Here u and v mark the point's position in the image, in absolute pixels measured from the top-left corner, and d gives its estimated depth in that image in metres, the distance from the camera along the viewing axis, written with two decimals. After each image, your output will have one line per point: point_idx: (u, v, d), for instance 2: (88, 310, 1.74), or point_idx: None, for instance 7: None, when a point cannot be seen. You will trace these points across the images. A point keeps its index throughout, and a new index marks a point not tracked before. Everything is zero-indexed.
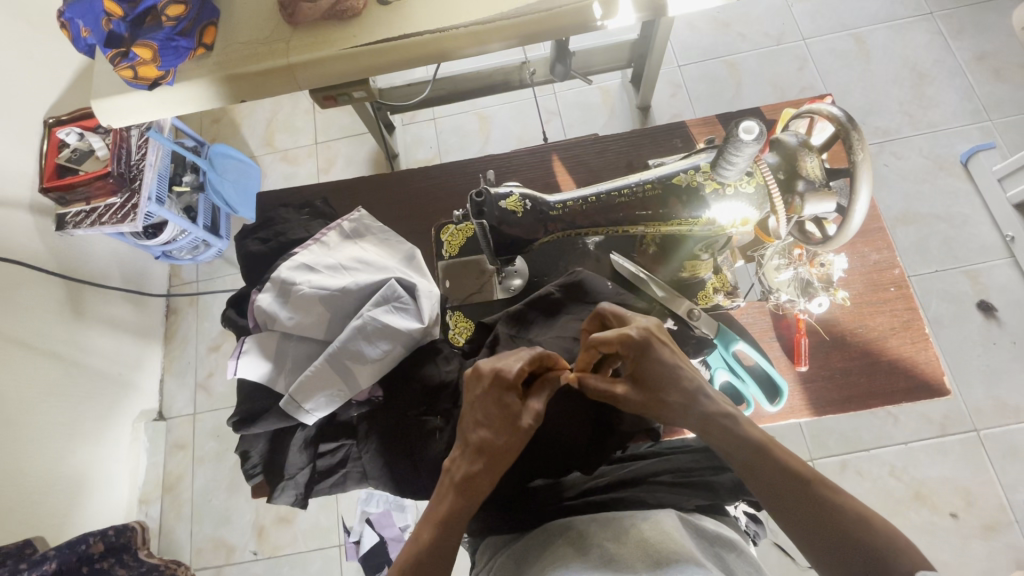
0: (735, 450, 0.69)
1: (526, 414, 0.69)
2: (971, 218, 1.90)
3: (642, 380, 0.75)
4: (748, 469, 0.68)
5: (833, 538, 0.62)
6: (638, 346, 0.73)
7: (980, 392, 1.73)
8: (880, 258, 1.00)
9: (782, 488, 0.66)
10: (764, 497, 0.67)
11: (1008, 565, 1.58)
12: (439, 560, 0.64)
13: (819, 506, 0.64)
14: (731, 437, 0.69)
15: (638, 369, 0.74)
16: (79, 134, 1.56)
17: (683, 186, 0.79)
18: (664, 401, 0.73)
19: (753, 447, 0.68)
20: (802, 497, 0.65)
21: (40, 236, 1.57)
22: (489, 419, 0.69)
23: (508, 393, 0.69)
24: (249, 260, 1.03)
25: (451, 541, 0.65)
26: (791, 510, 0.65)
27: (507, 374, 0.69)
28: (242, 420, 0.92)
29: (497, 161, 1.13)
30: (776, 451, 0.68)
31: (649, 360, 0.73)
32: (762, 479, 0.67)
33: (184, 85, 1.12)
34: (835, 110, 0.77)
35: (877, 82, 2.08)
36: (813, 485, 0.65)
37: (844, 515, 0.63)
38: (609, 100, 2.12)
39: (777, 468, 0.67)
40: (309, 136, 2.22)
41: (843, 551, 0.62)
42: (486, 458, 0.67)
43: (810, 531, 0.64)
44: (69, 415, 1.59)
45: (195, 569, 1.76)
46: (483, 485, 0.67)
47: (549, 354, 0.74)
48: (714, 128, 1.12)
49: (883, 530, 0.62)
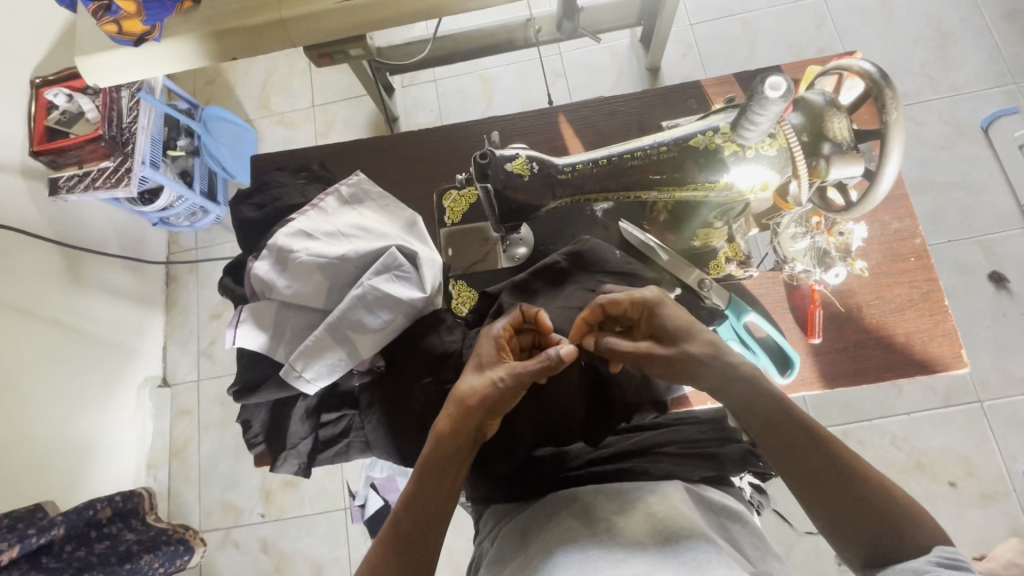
0: (752, 413, 0.68)
1: (498, 367, 0.71)
2: (988, 186, 1.84)
3: (661, 338, 0.75)
4: (763, 431, 0.67)
5: (846, 506, 0.62)
6: (648, 304, 0.76)
7: (986, 363, 1.72)
8: (902, 227, 0.96)
9: (799, 451, 0.65)
10: (780, 458, 0.66)
11: (1004, 532, 1.59)
12: (416, 502, 0.67)
13: (836, 473, 0.63)
14: (748, 399, 0.68)
15: (652, 327, 0.76)
16: (67, 95, 1.51)
17: (700, 148, 0.75)
18: (682, 350, 0.72)
19: (770, 403, 0.67)
20: (819, 462, 0.64)
21: (33, 201, 1.53)
22: (466, 370, 0.74)
23: (487, 346, 0.75)
24: (244, 226, 0.99)
25: (428, 491, 0.67)
26: (805, 475, 0.64)
27: (490, 331, 0.77)
28: (242, 389, 0.91)
29: (501, 123, 1.08)
30: (797, 415, 0.66)
31: (660, 312, 0.75)
32: (781, 440, 0.66)
33: (172, 41, 1.06)
34: (867, 65, 0.74)
35: (899, 42, 1.98)
36: (832, 452, 0.64)
37: (863, 484, 0.62)
38: (617, 61, 2.03)
39: (795, 431, 0.65)
40: (306, 99, 2.14)
41: (854, 519, 0.61)
42: (451, 406, 0.70)
43: (821, 498, 0.63)
44: (73, 382, 1.59)
45: (205, 530, 1.80)
46: (446, 433, 0.69)
47: (529, 308, 0.80)
48: (732, 87, 1.06)
49: (902, 500, 0.62)
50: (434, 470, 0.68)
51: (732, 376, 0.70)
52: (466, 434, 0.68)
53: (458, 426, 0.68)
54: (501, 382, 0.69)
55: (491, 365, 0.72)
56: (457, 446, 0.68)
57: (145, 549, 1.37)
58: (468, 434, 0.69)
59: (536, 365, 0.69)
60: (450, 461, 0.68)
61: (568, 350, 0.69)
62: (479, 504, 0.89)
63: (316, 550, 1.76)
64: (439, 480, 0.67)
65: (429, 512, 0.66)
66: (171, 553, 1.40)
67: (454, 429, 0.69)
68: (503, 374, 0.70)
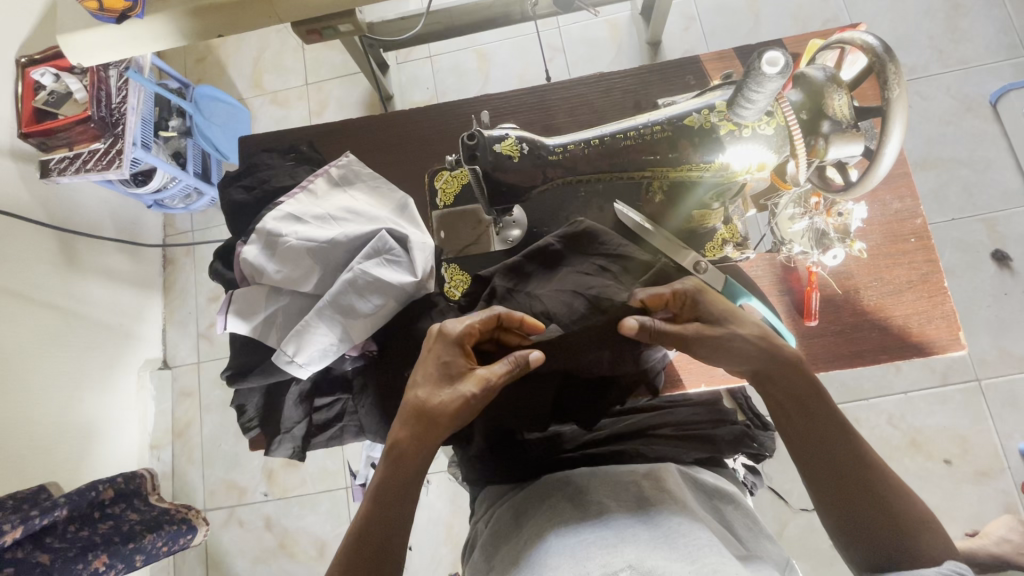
0: (790, 408, 0.71)
1: (468, 380, 0.70)
2: (994, 163, 1.80)
3: (708, 323, 0.75)
4: (800, 428, 0.70)
5: (869, 514, 0.65)
6: (689, 295, 0.76)
7: (986, 341, 1.71)
8: (903, 207, 0.95)
9: (831, 450, 0.68)
10: (814, 459, 0.68)
11: (997, 508, 1.60)
12: (382, 519, 0.67)
13: (862, 479, 0.66)
14: (791, 391, 0.71)
15: (697, 312, 0.76)
16: (55, 74, 1.48)
17: (695, 127, 0.73)
18: (731, 333, 0.73)
19: (819, 403, 0.70)
20: (849, 467, 0.67)
21: (24, 184, 1.50)
22: (429, 378, 0.70)
23: (450, 351, 0.72)
24: (233, 209, 0.97)
25: (390, 509, 0.67)
26: (831, 478, 0.67)
27: (451, 331, 0.72)
28: (235, 373, 0.91)
29: (494, 101, 1.05)
30: (834, 416, 0.69)
31: (702, 300, 0.75)
32: (817, 440, 0.69)
33: (154, 18, 1.02)
34: (870, 39, 0.71)
35: (909, 12, 1.91)
36: (864, 459, 0.68)
37: (886, 491, 0.66)
38: (617, 35, 1.98)
39: (835, 435, 0.68)
40: (299, 77, 2.09)
41: (868, 525, 0.65)
42: (418, 420, 0.68)
43: (844, 502, 0.66)
44: (74, 365, 1.59)
45: (209, 509, 1.83)
46: (413, 453, 0.68)
47: (510, 312, 0.76)
48: (731, 62, 1.03)
49: (918, 512, 0.66)
50: (398, 489, 0.68)
51: (780, 363, 0.71)
52: (427, 450, 0.68)
53: (425, 444, 0.68)
54: (472, 400, 0.68)
55: (457, 377, 0.70)
56: (422, 463, 0.68)
57: (147, 529, 1.38)
58: (433, 450, 0.69)
59: (506, 374, 0.70)
60: (411, 478, 0.68)
61: (536, 357, 0.70)
62: (474, 486, 0.89)
63: (318, 528, 1.79)
64: (400, 499, 0.68)
65: (387, 528, 0.67)
66: (174, 532, 1.41)
67: (419, 445, 0.68)
68: (475, 391, 0.68)
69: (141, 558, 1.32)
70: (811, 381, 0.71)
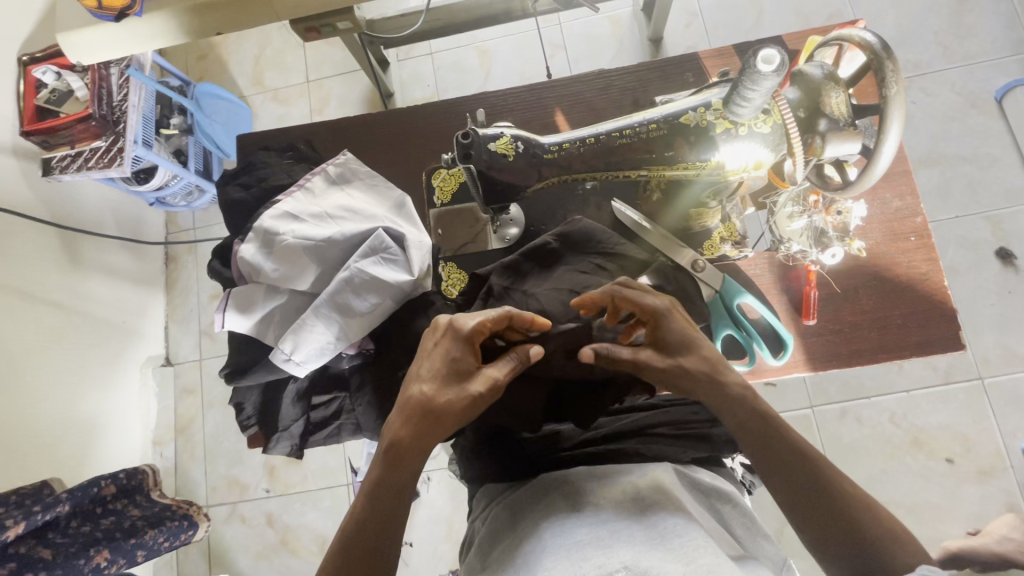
0: (745, 431, 0.69)
1: (477, 379, 0.70)
2: (999, 160, 1.78)
3: (662, 348, 0.73)
4: (753, 447, 0.68)
5: (835, 529, 0.63)
6: (654, 314, 0.74)
7: (990, 340, 1.70)
8: (903, 205, 0.94)
9: (791, 467, 0.66)
10: (771, 477, 0.67)
11: (999, 507, 1.59)
12: (378, 515, 0.67)
13: (824, 495, 0.65)
14: (739, 415, 0.69)
15: (655, 337, 0.74)
16: (56, 72, 1.49)
17: (691, 125, 0.73)
18: (680, 364, 0.71)
19: (769, 425, 0.69)
20: (806, 483, 0.65)
21: (26, 180, 1.51)
22: (434, 375, 0.70)
23: (458, 347, 0.71)
24: (231, 208, 0.97)
25: (385, 508, 0.67)
26: (796, 495, 0.66)
27: (462, 328, 0.71)
28: (234, 371, 0.91)
29: (491, 99, 1.04)
30: (785, 433, 0.68)
31: (665, 323, 0.73)
32: (771, 458, 0.67)
33: (152, 15, 1.02)
34: (868, 36, 0.70)
35: (914, 7, 1.89)
36: (822, 472, 0.66)
37: (851, 505, 0.64)
38: (619, 32, 1.96)
39: (790, 453, 0.67)
40: (300, 74, 2.09)
41: (838, 541, 0.63)
42: (420, 417, 0.68)
43: (811, 519, 0.65)
44: (77, 362, 1.60)
45: (211, 505, 1.84)
46: (412, 450, 0.67)
47: (521, 312, 0.74)
48: (730, 59, 1.02)
49: (885, 523, 0.63)
50: (394, 490, 0.67)
51: (722, 394, 0.70)
52: (425, 447, 0.68)
53: (425, 441, 0.68)
54: (480, 398, 0.69)
55: (468, 375, 0.70)
56: (420, 462, 0.68)
57: (149, 524, 1.39)
58: (432, 447, 0.69)
59: (513, 373, 0.71)
60: (407, 476, 0.68)
61: (537, 353, 0.71)
62: (472, 484, 0.89)
63: (320, 525, 1.80)
64: (395, 499, 0.67)
65: (381, 527, 0.67)
66: (175, 528, 1.42)
67: (418, 442, 0.68)
68: (483, 389, 0.69)
69: (143, 553, 1.33)
70: (758, 403, 0.70)
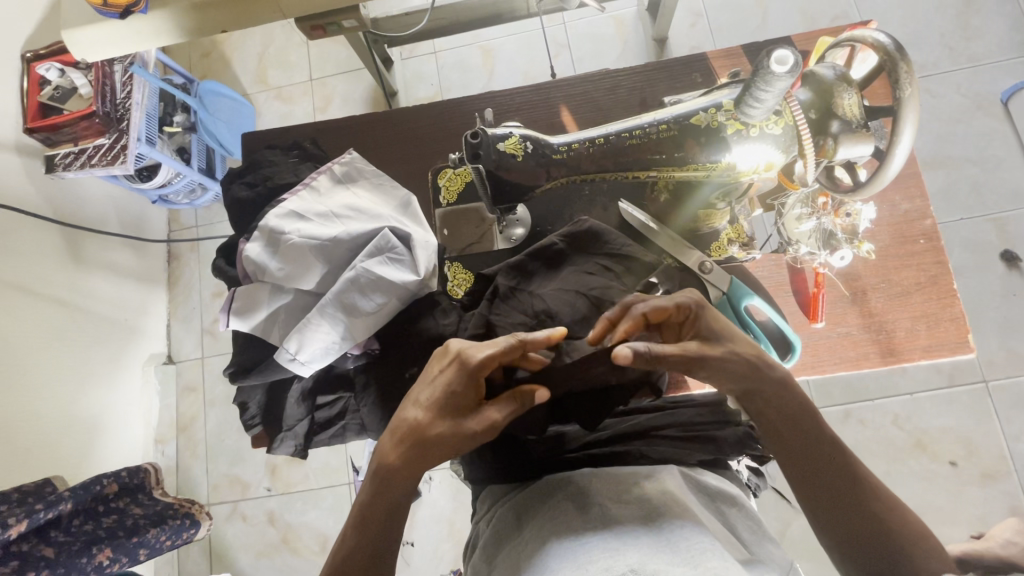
0: (790, 429, 0.69)
1: (474, 418, 0.66)
2: (1004, 162, 1.77)
3: (704, 339, 0.69)
4: (794, 444, 0.68)
5: (864, 530, 0.65)
6: (689, 309, 0.71)
7: (993, 343, 1.69)
8: (912, 207, 0.94)
9: (828, 467, 0.67)
10: (806, 475, 0.67)
11: (1003, 511, 1.59)
12: (364, 532, 0.66)
13: (857, 497, 0.66)
14: (784, 409, 0.69)
15: (697, 330, 0.70)
16: (60, 69, 1.48)
17: (702, 126, 0.72)
18: (730, 352, 0.68)
19: (813, 423, 0.69)
20: (840, 483, 0.66)
21: (29, 177, 1.50)
22: (432, 403, 0.66)
23: (461, 379, 0.66)
24: (237, 207, 0.97)
25: (372, 527, 0.66)
26: (829, 497, 0.66)
27: (470, 360, 0.66)
28: (238, 370, 0.91)
29: (498, 98, 1.04)
30: (826, 432, 0.69)
31: (705, 315, 0.71)
32: (809, 457, 0.68)
33: (157, 12, 1.01)
34: (881, 37, 0.70)
35: (920, 8, 1.88)
36: (857, 475, 0.67)
37: (880, 510, 0.65)
38: (623, 32, 1.96)
39: (828, 453, 0.67)
40: (304, 72, 2.09)
41: (866, 543, 0.64)
42: (410, 445, 0.65)
43: (840, 520, 0.66)
44: (79, 360, 1.60)
45: (213, 503, 1.84)
46: (401, 477, 0.65)
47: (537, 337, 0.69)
48: (739, 60, 1.01)
49: (913, 529, 0.65)
50: (387, 506, 0.66)
51: (772, 384, 0.69)
52: (414, 476, 0.66)
53: (414, 470, 0.65)
54: (474, 439, 0.65)
55: (467, 410, 0.66)
56: (408, 487, 0.66)
57: (151, 523, 1.38)
58: (421, 476, 0.66)
59: (513, 415, 0.67)
60: (395, 500, 0.66)
61: (543, 397, 0.67)
62: (476, 485, 0.89)
63: (321, 524, 1.80)
64: (382, 520, 0.66)
65: (366, 545, 0.66)
66: (178, 526, 1.42)
67: (408, 470, 0.65)
68: (479, 429, 0.65)
69: (145, 552, 1.33)
70: (802, 400, 0.70)
